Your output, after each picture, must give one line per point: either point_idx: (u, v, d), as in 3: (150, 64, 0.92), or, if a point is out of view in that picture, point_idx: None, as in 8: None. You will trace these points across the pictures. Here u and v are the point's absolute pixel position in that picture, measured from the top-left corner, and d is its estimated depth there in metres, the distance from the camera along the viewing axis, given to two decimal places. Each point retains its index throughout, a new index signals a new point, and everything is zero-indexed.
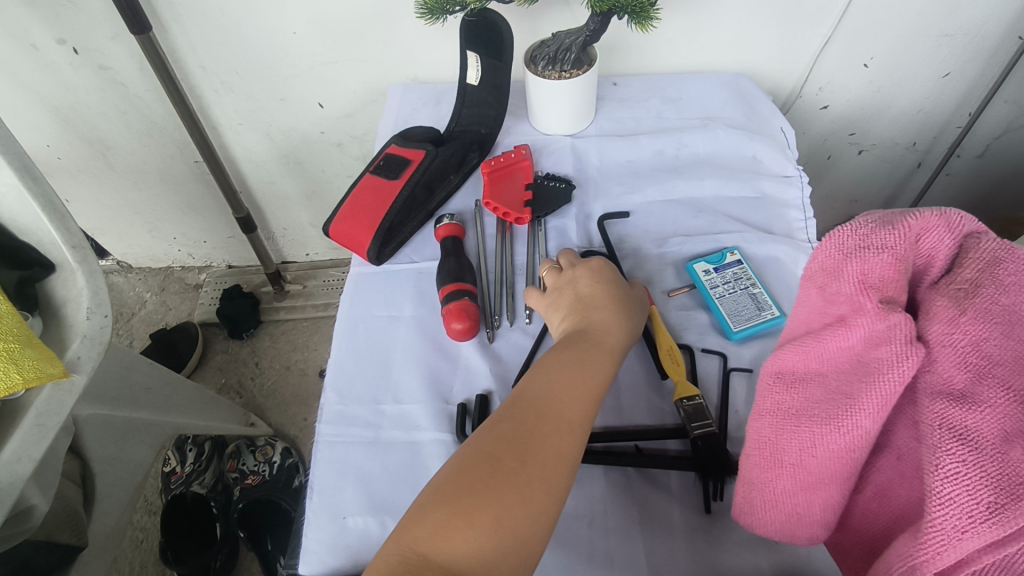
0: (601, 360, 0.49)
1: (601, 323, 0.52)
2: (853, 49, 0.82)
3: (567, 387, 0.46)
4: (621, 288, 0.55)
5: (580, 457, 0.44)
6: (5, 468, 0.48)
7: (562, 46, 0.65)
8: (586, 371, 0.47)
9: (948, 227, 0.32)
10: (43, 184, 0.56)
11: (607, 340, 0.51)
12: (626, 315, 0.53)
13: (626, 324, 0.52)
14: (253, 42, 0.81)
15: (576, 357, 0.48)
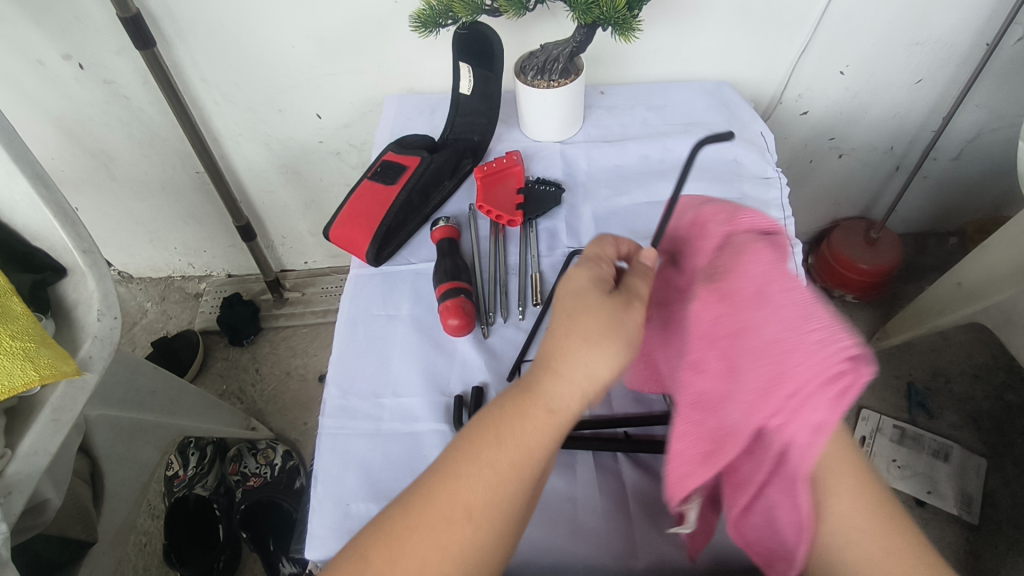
0: (528, 428, 0.40)
1: (545, 372, 0.42)
2: (829, 56, 0.85)
3: (471, 467, 0.39)
4: (595, 308, 0.42)
5: (479, 556, 0.37)
6: (24, 461, 0.50)
7: (551, 56, 0.69)
8: (507, 442, 0.40)
9: (728, 221, 0.46)
10: (55, 192, 0.59)
11: (546, 399, 0.41)
12: (599, 346, 0.41)
13: (589, 364, 0.41)
14: (253, 56, 0.84)
15: (498, 425, 0.41)
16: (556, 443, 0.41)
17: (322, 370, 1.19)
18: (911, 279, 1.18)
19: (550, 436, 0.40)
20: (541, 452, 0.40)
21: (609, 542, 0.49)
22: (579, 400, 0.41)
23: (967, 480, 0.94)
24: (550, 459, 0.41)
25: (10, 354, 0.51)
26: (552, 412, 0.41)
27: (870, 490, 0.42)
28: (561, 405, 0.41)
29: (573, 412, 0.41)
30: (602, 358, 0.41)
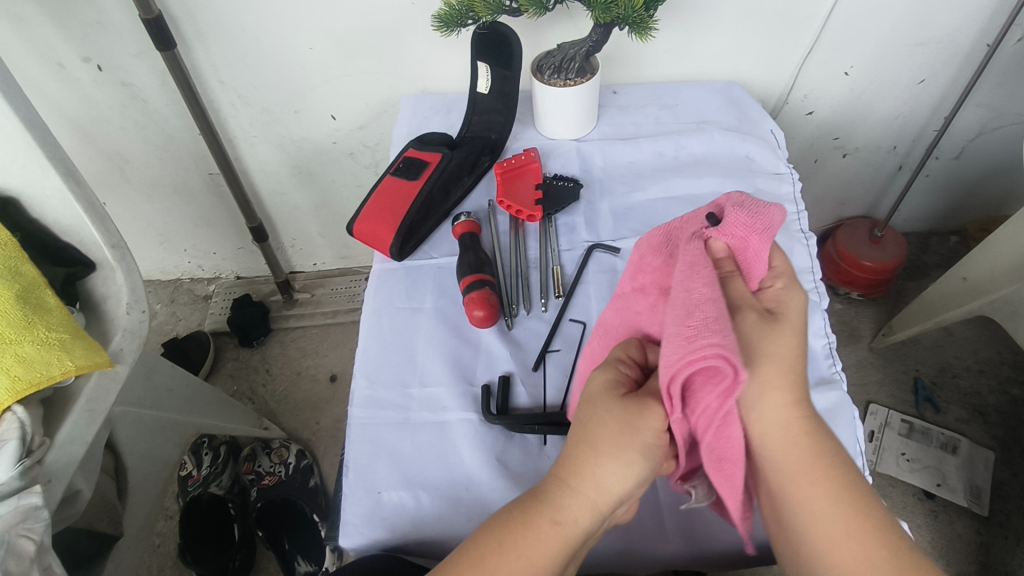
0: (531, 541, 0.41)
1: (556, 482, 0.42)
2: (834, 58, 0.87)
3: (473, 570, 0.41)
4: (604, 417, 0.42)
5: None
6: (61, 450, 0.51)
7: (567, 56, 0.71)
8: (508, 552, 0.41)
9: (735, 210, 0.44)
10: (85, 188, 0.60)
11: (552, 511, 0.41)
12: (612, 456, 0.41)
13: (601, 473, 0.41)
14: (271, 57, 0.85)
15: (506, 530, 0.42)
16: (561, 557, 0.41)
17: (333, 370, 1.19)
18: (914, 276, 1.20)
19: (554, 550, 0.41)
20: (544, 562, 0.41)
21: (636, 527, 0.51)
22: (585, 515, 0.41)
23: (975, 472, 0.96)
24: (555, 569, 0.41)
25: (47, 345, 0.51)
26: (557, 525, 0.41)
27: (845, 497, 0.42)
28: (567, 518, 0.41)
29: (580, 525, 0.41)
30: (614, 469, 0.40)
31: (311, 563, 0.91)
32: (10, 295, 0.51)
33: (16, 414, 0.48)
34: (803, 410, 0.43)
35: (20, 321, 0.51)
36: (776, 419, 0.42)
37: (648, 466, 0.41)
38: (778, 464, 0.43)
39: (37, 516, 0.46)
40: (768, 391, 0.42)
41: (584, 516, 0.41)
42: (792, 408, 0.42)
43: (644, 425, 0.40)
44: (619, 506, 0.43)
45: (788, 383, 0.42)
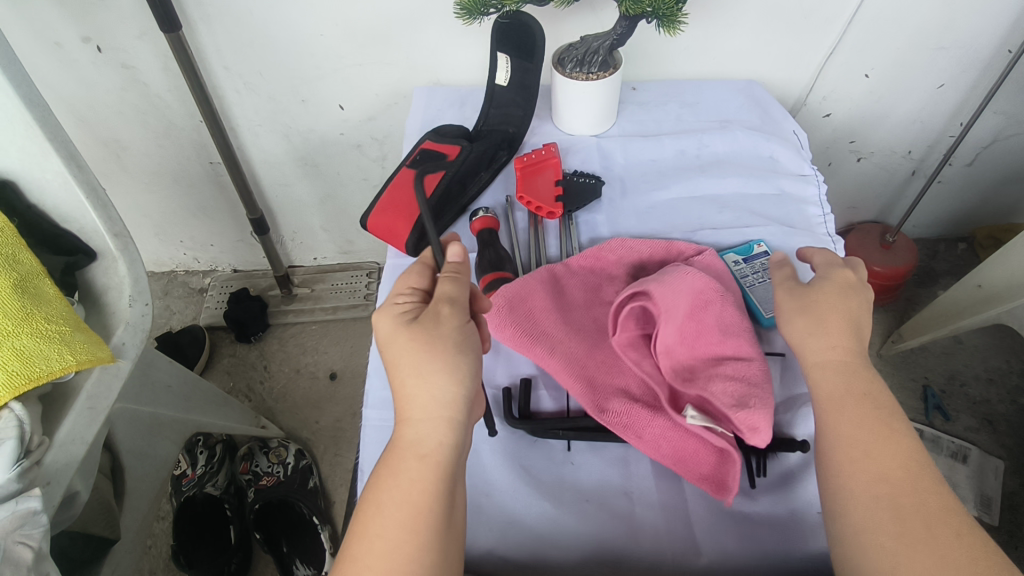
0: (406, 486, 0.41)
1: (403, 425, 0.44)
2: (855, 61, 0.86)
3: (367, 539, 0.40)
4: (409, 349, 0.45)
5: None
6: (60, 450, 0.47)
7: (590, 48, 0.68)
8: (397, 494, 0.41)
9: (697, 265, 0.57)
10: (87, 172, 0.57)
11: (414, 445, 0.43)
12: (432, 376, 0.44)
13: (431, 392, 0.44)
14: (280, 43, 0.82)
15: (380, 493, 0.41)
16: (440, 483, 0.42)
17: (332, 368, 1.16)
18: (923, 284, 1.19)
19: (429, 481, 0.41)
20: (427, 497, 0.41)
21: (668, 537, 0.49)
22: (441, 432, 0.43)
23: (986, 482, 0.95)
24: (441, 497, 0.41)
25: (46, 337, 0.48)
26: (423, 456, 0.42)
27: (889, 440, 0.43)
28: (429, 447, 0.43)
29: (441, 447, 0.43)
30: (438, 380, 0.44)
31: (309, 566, 0.89)
32: (8, 284, 0.49)
33: (14, 410, 0.45)
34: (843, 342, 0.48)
35: (18, 312, 0.48)
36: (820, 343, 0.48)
37: (464, 361, 0.45)
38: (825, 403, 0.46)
39: (36, 521, 0.43)
40: (808, 318, 0.49)
41: (439, 437, 0.43)
42: (833, 344, 0.48)
43: (444, 330, 0.45)
44: (468, 416, 0.45)
45: (824, 316, 0.49)
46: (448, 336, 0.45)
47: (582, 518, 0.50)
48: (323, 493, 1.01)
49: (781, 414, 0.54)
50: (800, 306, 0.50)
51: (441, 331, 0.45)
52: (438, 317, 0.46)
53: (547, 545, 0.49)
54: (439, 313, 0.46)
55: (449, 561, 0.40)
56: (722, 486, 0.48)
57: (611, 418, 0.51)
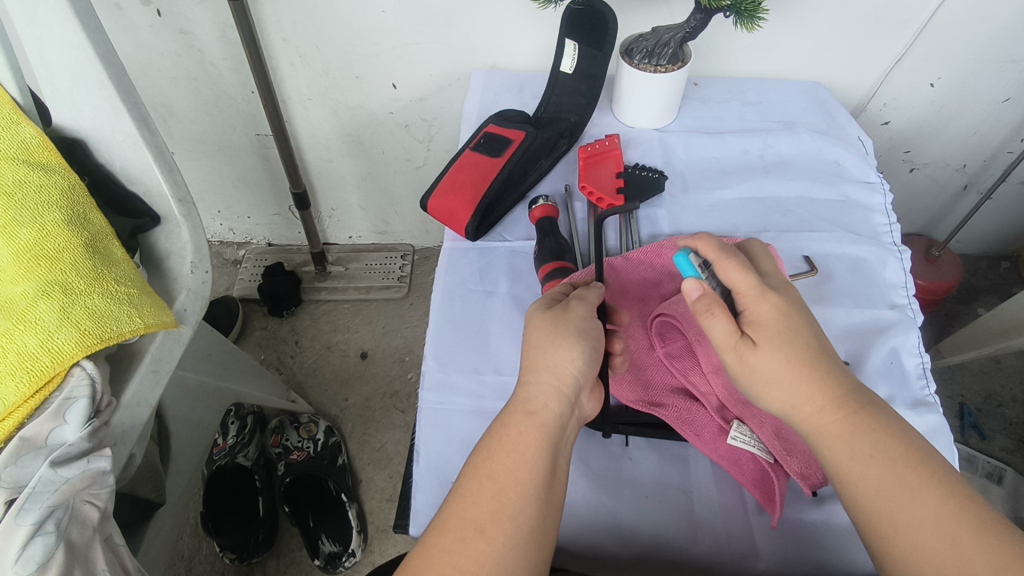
0: (517, 438, 0.41)
1: (518, 386, 0.45)
2: (922, 68, 0.83)
3: (473, 479, 0.40)
4: (541, 322, 0.47)
5: (531, 539, 0.38)
6: (127, 411, 0.47)
7: (661, 41, 0.67)
8: (509, 444, 0.41)
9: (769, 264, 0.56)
10: (156, 136, 0.57)
11: (525, 404, 0.43)
12: (554, 350, 0.45)
13: (551, 359, 0.45)
14: (338, 17, 0.81)
15: (490, 442, 0.42)
16: (547, 443, 0.41)
17: (363, 348, 1.16)
18: (964, 301, 1.18)
19: (539, 438, 0.41)
20: (536, 452, 0.41)
21: (728, 539, 0.48)
22: (553, 396, 0.43)
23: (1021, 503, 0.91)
24: (547, 457, 0.41)
25: (116, 299, 0.47)
26: (531, 414, 0.42)
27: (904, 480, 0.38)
28: (539, 407, 0.43)
29: (551, 410, 0.43)
30: (561, 350, 0.45)
31: (336, 542, 0.91)
32: (78, 243, 0.49)
33: (85, 369, 0.44)
34: (825, 387, 0.41)
35: (90, 272, 0.48)
36: (800, 388, 0.41)
37: (586, 345, 0.45)
38: (829, 451, 0.41)
39: (102, 482, 0.42)
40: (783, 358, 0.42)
41: (552, 403, 0.43)
42: (830, 407, 0.41)
43: (573, 316, 0.47)
44: (580, 394, 0.45)
45: (803, 359, 0.42)
46: (574, 320, 0.46)
47: (639, 514, 0.49)
48: (350, 471, 1.01)
49: None
50: (778, 350, 0.42)
51: (570, 318, 0.47)
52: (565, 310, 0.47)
53: (604, 538, 0.48)
54: (569, 303, 0.48)
55: (547, 522, 0.39)
56: (772, 499, 0.47)
57: (669, 413, 0.51)
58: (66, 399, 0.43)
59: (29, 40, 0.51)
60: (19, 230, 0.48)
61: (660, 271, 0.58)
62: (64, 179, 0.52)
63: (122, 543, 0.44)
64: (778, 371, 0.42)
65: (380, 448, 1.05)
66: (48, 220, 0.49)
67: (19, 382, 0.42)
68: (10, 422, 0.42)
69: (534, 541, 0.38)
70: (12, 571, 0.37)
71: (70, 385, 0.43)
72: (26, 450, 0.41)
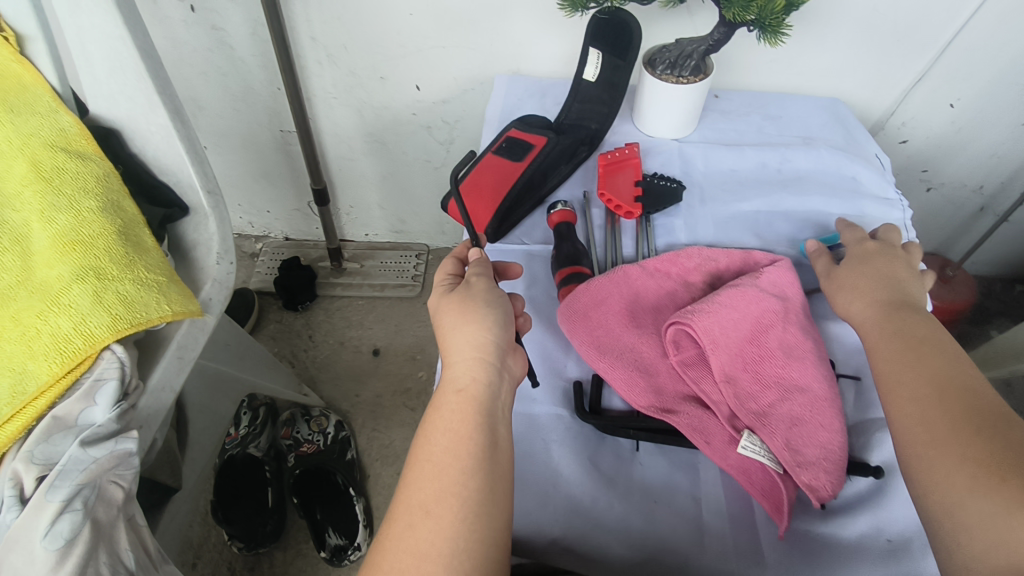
0: (450, 417, 0.42)
1: (446, 369, 0.46)
2: (943, 89, 0.84)
3: (420, 465, 0.41)
4: (448, 307, 0.48)
5: (477, 508, 0.39)
6: (152, 396, 0.49)
7: (684, 52, 0.68)
8: (440, 427, 0.42)
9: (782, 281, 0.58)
10: (189, 128, 0.58)
11: (452, 384, 0.44)
12: (464, 327, 0.46)
13: (466, 337, 0.46)
14: (366, 19, 0.83)
15: (427, 428, 0.43)
16: (480, 415, 0.42)
17: (375, 345, 1.18)
18: (978, 322, 1.18)
19: (471, 414, 0.42)
20: (468, 427, 0.42)
21: (734, 547, 0.48)
22: (475, 368, 0.44)
23: None
24: (483, 429, 0.42)
25: (147, 286, 0.49)
26: (460, 391, 0.43)
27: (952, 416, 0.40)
28: (465, 383, 0.44)
29: (478, 383, 0.44)
30: (474, 325, 0.46)
31: (342, 536, 0.92)
32: (113, 231, 0.50)
33: (116, 352, 0.46)
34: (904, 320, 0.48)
35: (123, 258, 0.49)
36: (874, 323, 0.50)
37: (493, 314, 0.47)
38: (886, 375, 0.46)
39: (128, 463, 0.43)
40: (856, 292, 0.53)
41: (476, 374, 0.44)
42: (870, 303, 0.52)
43: (474, 290, 0.49)
44: (504, 364, 0.46)
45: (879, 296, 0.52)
46: (477, 295, 0.48)
47: (647, 518, 0.50)
48: (358, 466, 1.03)
49: (856, 435, 0.53)
50: (855, 272, 0.55)
51: (471, 293, 0.49)
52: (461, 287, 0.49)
53: (613, 540, 0.49)
54: (469, 282, 0.50)
55: (496, 491, 0.40)
56: (780, 509, 0.48)
57: (681, 419, 0.51)
58: (97, 380, 0.44)
59: (72, 31, 0.53)
60: (57, 216, 0.49)
61: (677, 280, 0.59)
62: (100, 168, 0.53)
63: (144, 524, 0.45)
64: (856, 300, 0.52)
65: (388, 445, 1.06)
66: (84, 207, 0.50)
67: (52, 362, 0.43)
68: (42, 401, 0.43)
69: (485, 513, 0.39)
70: (42, 545, 0.38)
71: (101, 367, 0.45)
72: (58, 429, 0.43)
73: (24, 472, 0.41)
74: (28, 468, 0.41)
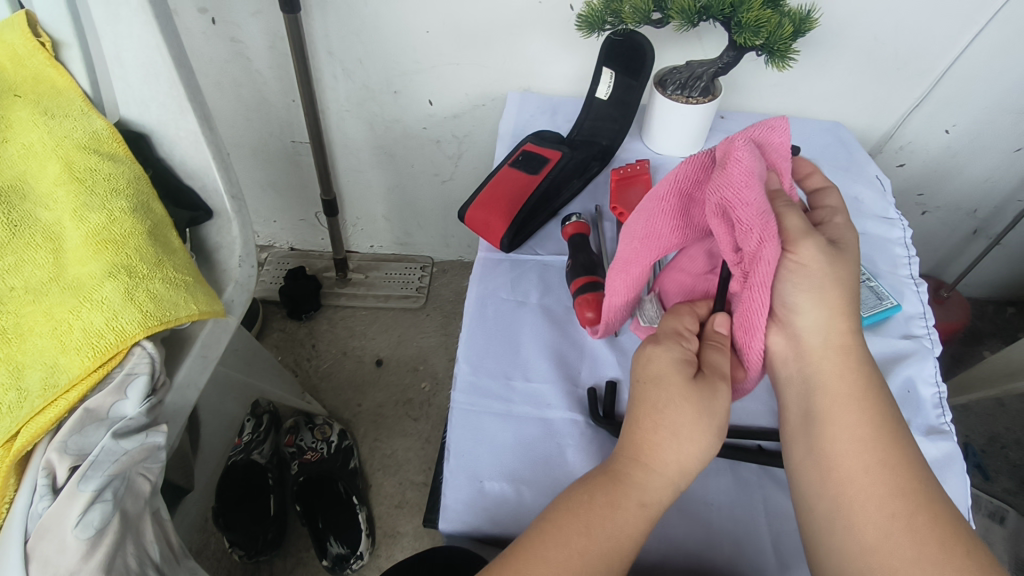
0: (621, 524, 0.40)
1: (637, 461, 0.42)
2: (938, 115, 0.87)
3: (563, 549, 0.39)
4: (688, 399, 0.42)
5: None
6: (178, 393, 0.50)
7: (694, 74, 0.71)
8: (598, 530, 0.40)
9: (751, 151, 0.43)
10: (216, 134, 0.60)
11: (640, 493, 0.41)
12: (690, 441, 0.41)
13: (681, 455, 0.41)
14: (384, 35, 0.85)
15: (589, 514, 0.40)
16: (643, 537, 0.41)
17: (379, 355, 1.19)
18: (970, 343, 1.21)
19: (640, 530, 0.41)
20: (631, 547, 0.40)
21: (745, 552, 0.49)
22: (668, 494, 0.41)
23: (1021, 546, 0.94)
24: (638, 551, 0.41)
25: (175, 285, 0.50)
26: (644, 507, 0.41)
27: (885, 436, 0.41)
28: (652, 499, 0.41)
29: (661, 504, 0.41)
30: (695, 447, 0.41)
31: (344, 545, 0.91)
32: (142, 231, 0.51)
33: (145, 348, 0.47)
34: (854, 341, 0.43)
35: (152, 258, 0.50)
36: (833, 349, 0.43)
37: (714, 443, 0.42)
38: (829, 398, 0.42)
39: (156, 457, 0.44)
40: (816, 284, 0.42)
41: (662, 494, 0.42)
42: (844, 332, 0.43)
43: (722, 407, 0.42)
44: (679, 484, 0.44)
45: (843, 309, 0.43)
46: (717, 414, 0.42)
47: (661, 523, 0.50)
48: (361, 475, 1.03)
49: None
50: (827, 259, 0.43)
51: (717, 408, 0.42)
52: (712, 395, 0.42)
53: None
54: (716, 383, 0.43)
55: None
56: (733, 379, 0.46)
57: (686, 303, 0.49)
58: (128, 374, 0.45)
59: (109, 38, 0.54)
60: (89, 215, 0.50)
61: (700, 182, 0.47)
62: (130, 170, 0.55)
63: (167, 517, 0.46)
64: (818, 309, 0.43)
65: (391, 455, 1.06)
66: (115, 207, 0.51)
67: (84, 357, 0.44)
68: (73, 394, 0.43)
69: None
70: (72, 534, 0.39)
71: (132, 362, 0.46)
72: (90, 421, 0.43)
73: (57, 462, 0.41)
74: (61, 459, 0.42)
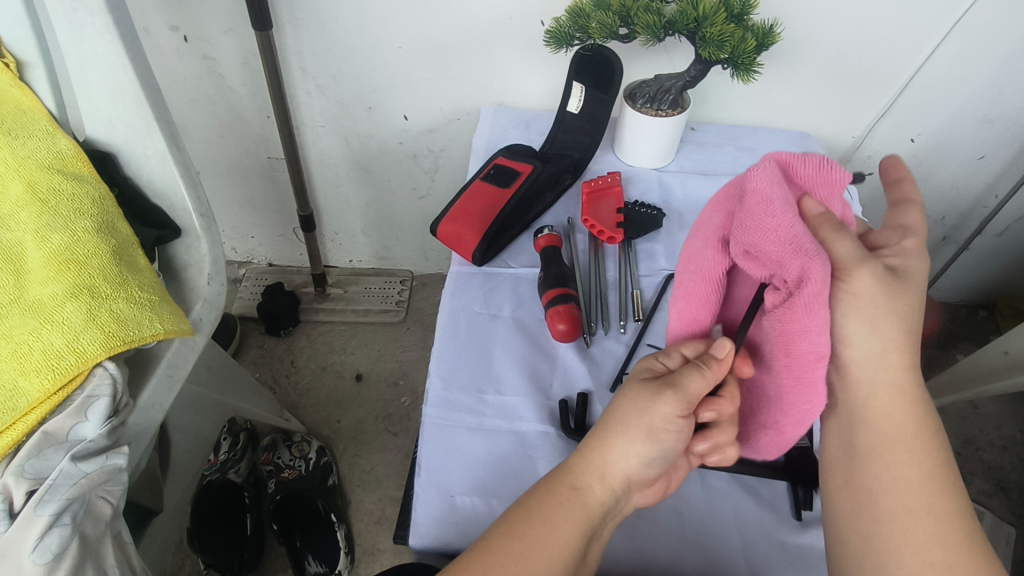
0: (555, 509, 0.41)
1: (574, 455, 0.44)
2: (903, 124, 0.89)
3: (505, 534, 0.41)
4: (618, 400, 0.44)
5: None
6: (142, 413, 0.49)
7: (663, 87, 0.72)
8: (532, 515, 0.41)
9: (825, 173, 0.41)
10: (184, 153, 0.60)
11: (572, 478, 0.43)
12: (625, 439, 0.42)
13: (612, 452, 0.42)
14: (356, 50, 0.85)
15: (528, 500, 0.42)
16: (585, 527, 0.41)
17: (358, 370, 1.18)
18: (943, 347, 1.23)
19: (577, 519, 0.41)
20: (570, 534, 0.41)
21: (716, 561, 0.49)
22: (603, 482, 0.42)
23: (997, 547, 0.95)
24: (580, 543, 0.41)
25: (139, 304, 0.49)
26: (576, 491, 0.42)
27: (935, 474, 0.42)
28: (585, 485, 0.42)
29: (597, 496, 0.42)
30: (625, 442, 0.42)
31: (321, 564, 0.90)
32: (107, 250, 0.51)
33: (108, 369, 0.46)
34: (911, 377, 0.43)
35: (116, 277, 0.49)
36: (887, 384, 0.43)
37: (654, 446, 0.42)
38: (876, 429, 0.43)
39: (117, 479, 0.44)
40: (873, 317, 0.41)
41: (601, 489, 0.42)
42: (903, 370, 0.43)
43: (655, 413, 0.41)
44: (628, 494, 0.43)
45: (897, 340, 0.42)
46: (655, 417, 0.41)
47: (633, 534, 0.50)
48: (340, 492, 1.02)
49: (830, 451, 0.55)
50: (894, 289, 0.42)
51: (653, 412, 0.41)
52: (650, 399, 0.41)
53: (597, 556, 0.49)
54: (660, 388, 0.42)
55: None
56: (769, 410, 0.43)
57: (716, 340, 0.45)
58: (89, 397, 0.45)
59: (73, 59, 0.54)
60: (52, 235, 0.50)
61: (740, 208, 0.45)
62: (95, 189, 0.54)
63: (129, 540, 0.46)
64: (871, 339, 0.42)
65: (370, 470, 1.05)
66: (79, 226, 0.51)
67: (44, 379, 0.43)
68: (32, 417, 0.43)
69: None
70: (30, 558, 0.39)
71: (93, 383, 0.45)
72: (49, 444, 0.43)
73: (13, 486, 0.41)
74: (18, 483, 0.41)
